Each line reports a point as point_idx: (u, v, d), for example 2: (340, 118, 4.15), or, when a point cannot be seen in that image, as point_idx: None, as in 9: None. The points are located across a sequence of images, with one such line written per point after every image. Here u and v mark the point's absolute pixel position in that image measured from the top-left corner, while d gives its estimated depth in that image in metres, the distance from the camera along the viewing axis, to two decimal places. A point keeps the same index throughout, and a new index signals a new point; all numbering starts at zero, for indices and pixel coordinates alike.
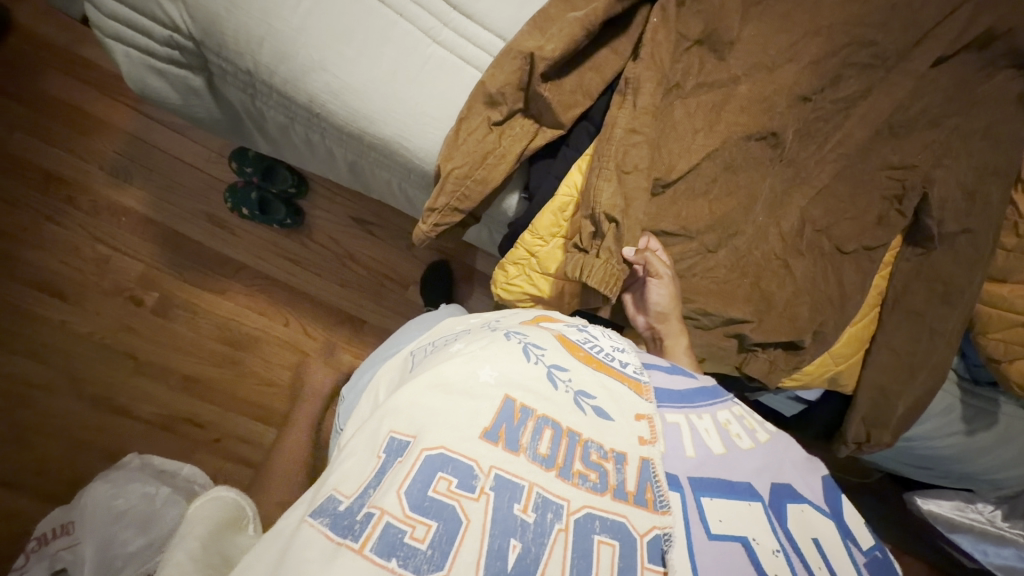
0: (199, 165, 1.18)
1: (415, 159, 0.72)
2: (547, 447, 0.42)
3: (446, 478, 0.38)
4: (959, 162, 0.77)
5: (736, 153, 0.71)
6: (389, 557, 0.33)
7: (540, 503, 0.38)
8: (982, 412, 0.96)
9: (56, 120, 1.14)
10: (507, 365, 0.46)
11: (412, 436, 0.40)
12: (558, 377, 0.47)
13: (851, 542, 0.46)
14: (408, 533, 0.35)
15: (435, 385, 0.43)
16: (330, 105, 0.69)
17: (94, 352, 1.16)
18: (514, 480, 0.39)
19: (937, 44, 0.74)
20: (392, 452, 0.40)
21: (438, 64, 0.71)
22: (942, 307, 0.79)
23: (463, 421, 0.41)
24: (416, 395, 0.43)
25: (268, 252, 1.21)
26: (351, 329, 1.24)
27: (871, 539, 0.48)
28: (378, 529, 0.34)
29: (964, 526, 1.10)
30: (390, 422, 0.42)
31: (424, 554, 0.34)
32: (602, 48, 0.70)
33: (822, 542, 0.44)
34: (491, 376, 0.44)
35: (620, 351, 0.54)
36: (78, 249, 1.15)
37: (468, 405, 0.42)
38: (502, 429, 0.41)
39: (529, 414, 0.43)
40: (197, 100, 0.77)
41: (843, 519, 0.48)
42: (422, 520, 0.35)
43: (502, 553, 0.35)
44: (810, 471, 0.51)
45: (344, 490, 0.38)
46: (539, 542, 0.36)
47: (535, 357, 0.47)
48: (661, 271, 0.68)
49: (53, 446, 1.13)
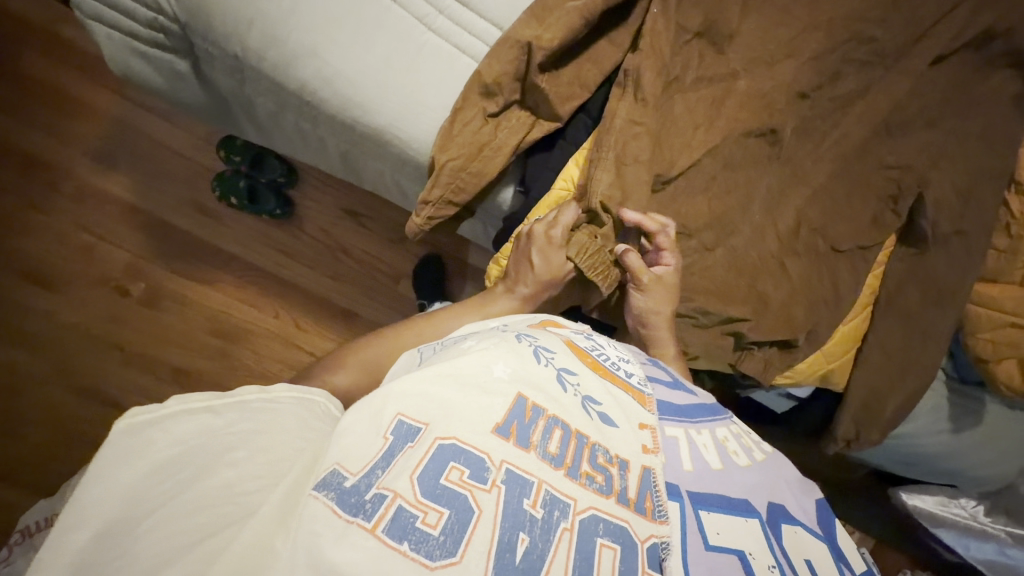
0: (185, 152, 1.15)
1: (409, 150, 0.70)
2: (557, 446, 0.41)
3: (458, 468, 0.37)
4: (955, 161, 0.77)
5: (733, 151, 0.70)
6: (401, 541, 0.34)
7: (548, 500, 0.38)
8: (969, 412, 0.97)
9: (35, 103, 1.10)
10: (518, 363, 0.45)
11: (424, 423, 0.39)
12: (567, 380, 0.46)
13: (845, 565, 0.46)
14: (420, 518, 0.35)
15: (451, 376, 0.42)
16: (321, 92, 0.67)
17: (76, 343, 1.14)
18: (525, 476, 0.38)
19: (935, 43, 0.73)
20: (400, 437, 0.39)
21: (433, 52, 0.69)
22: (934, 307, 0.80)
23: (477, 415, 0.40)
24: (430, 382, 0.42)
25: (258, 243, 1.19)
26: (343, 322, 1.23)
27: (863, 563, 0.48)
28: (390, 510, 0.35)
29: (944, 519, 1.12)
30: (397, 403, 0.40)
31: (437, 540, 0.34)
32: (600, 39, 0.68)
33: (814, 563, 0.44)
34: (505, 373, 0.44)
35: (625, 361, 0.53)
36: (60, 237, 1.12)
37: (481, 401, 0.41)
38: (513, 425, 0.41)
39: (540, 413, 0.42)
40: (183, 85, 0.75)
41: (836, 542, 0.48)
42: (434, 506, 0.36)
43: (511, 547, 0.35)
44: (804, 493, 0.51)
45: (348, 467, 0.37)
46: (546, 538, 0.36)
47: (545, 360, 0.47)
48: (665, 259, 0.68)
49: (40, 437, 1.11)
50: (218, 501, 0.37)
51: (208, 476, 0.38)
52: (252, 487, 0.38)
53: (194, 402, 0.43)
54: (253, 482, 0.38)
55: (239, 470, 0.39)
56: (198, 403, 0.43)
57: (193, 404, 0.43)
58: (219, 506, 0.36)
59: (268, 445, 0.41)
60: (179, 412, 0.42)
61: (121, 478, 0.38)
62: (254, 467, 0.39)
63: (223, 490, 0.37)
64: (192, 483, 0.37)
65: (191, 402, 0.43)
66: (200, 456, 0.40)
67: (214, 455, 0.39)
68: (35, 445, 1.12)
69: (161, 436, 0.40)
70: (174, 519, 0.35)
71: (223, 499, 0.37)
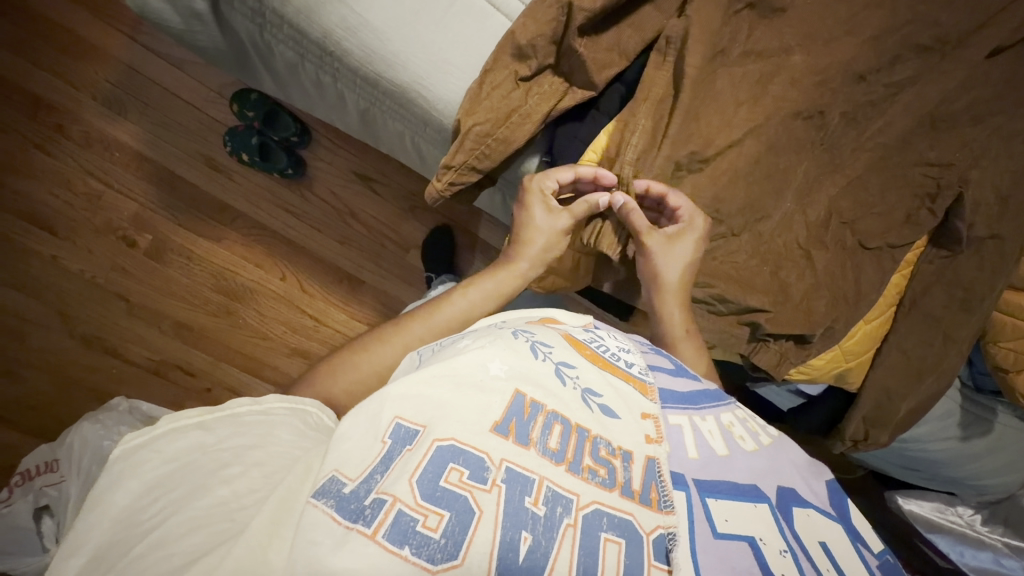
0: (197, 103, 1.12)
1: (432, 110, 0.68)
2: (557, 442, 0.40)
3: (458, 470, 0.37)
4: (1000, 162, 0.73)
5: (778, 131, 0.66)
6: (401, 545, 0.33)
7: (550, 497, 0.37)
8: (978, 420, 0.96)
9: (46, 42, 1.06)
10: (515, 360, 0.44)
11: (421, 426, 0.39)
12: (565, 373, 0.45)
13: (861, 544, 0.45)
14: (421, 522, 0.35)
15: (445, 376, 0.42)
16: (345, 43, 0.64)
17: (81, 291, 1.13)
18: (525, 474, 0.38)
19: (998, 32, 0.69)
20: (398, 440, 0.39)
21: (465, 8, 0.66)
22: (960, 313, 0.78)
23: (474, 414, 0.40)
24: (426, 384, 0.41)
25: (266, 202, 1.17)
26: (348, 288, 1.21)
27: (879, 543, 0.47)
28: (390, 516, 0.34)
29: (943, 527, 1.12)
30: (395, 407, 0.41)
31: (438, 543, 0.34)
32: (645, 4, 0.65)
33: (829, 546, 0.42)
34: (501, 370, 0.43)
35: (625, 351, 0.52)
36: (69, 183, 1.09)
37: (479, 399, 0.41)
38: (512, 423, 0.40)
39: (539, 410, 0.42)
40: (199, 28, 0.69)
41: (850, 522, 0.47)
42: (434, 509, 0.35)
43: (514, 547, 0.34)
44: (813, 474, 0.49)
45: (347, 473, 0.38)
46: (549, 536, 0.36)
47: (542, 355, 0.46)
48: (699, 228, 0.65)
49: (44, 381, 1.12)
50: (212, 518, 0.39)
51: (203, 493, 0.41)
52: (246, 502, 0.41)
53: (188, 420, 0.47)
54: (247, 496, 0.41)
55: (234, 488, 0.41)
56: (192, 420, 0.47)
57: (188, 422, 0.46)
58: (215, 522, 0.39)
59: (258, 464, 0.44)
60: (172, 431, 0.45)
61: (122, 500, 0.41)
62: (247, 483, 0.42)
63: (218, 506, 0.40)
64: (188, 500, 0.40)
65: (185, 419, 0.47)
66: (195, 475, 0.42)
67: (209, 473, 0.42)
68: (37, 389, 1.12)
69: (159, 457, 0.44)
70: (170, 536, 0.38)
71: (220, 514, 0.39)
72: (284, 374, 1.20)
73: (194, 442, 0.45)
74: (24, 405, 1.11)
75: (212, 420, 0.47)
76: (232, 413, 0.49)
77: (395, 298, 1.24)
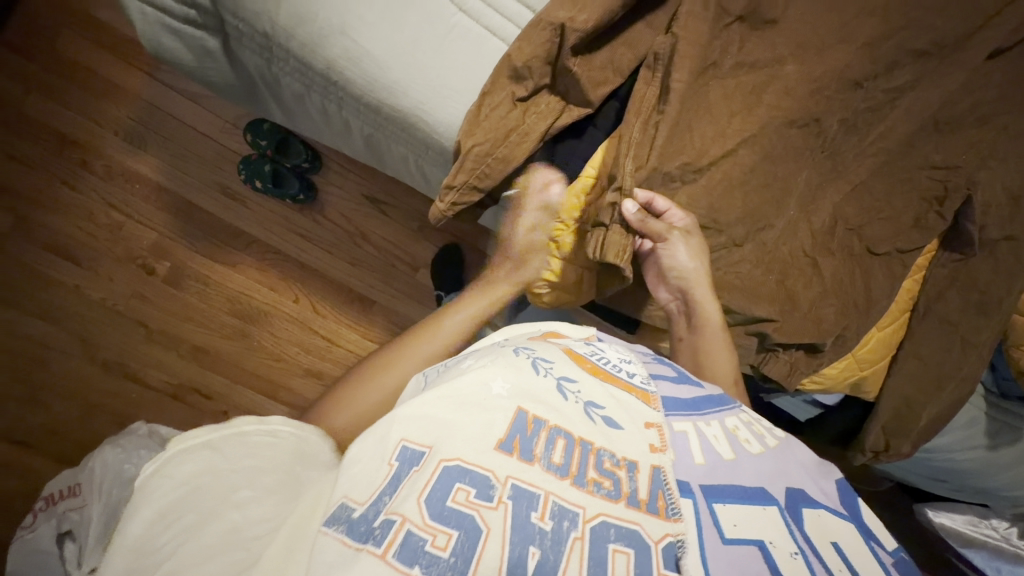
0: (212, 134, 1.16)
1: (434, 133, 0.70)
2: (561, 456, 0.40)
3: (464, 489, 0.37)
4: (1006, 163, 0.72)
5: (775, 140, 0.66)
6: (411, 565, 0.33)
7: (556, 511, 0.37)
8: (1007, 427, 0.92)
9: (70, 83, 1.12)
10: (517, 377, 0.44)
11: (427, 446, 0.39)
12: (567, 389, 0.45)
13: (874, 541, 0.43)
14: (429, 541, 0.35)
15: (448, 398, 0.42)
16: (348, 72, 0.66)
17: (104, 319, 1.16)
18: (530, 489, 0.38)
19: (996, 33, 0.69)
20: (405, 461, 0.39)
21: (462, 34, 0.68)
22: (977, 317, 0.76)
23: (477, 432, 0.40)
24: (429, 405, 0.41)
25: (279, 227, 1.20)
26: (360, 308, 1.23)
27: (891, 539, 0.46)
28: (399, 535, 0.34)
29: (976, 541, 1.08)
30: (400, 429, 0.41)
31: (447, 561, 0.34)
32: (637, 23, 0.66)
33: (841, 544, 0.41)
34: (503, 388, 0.43)
35: (627, 362, 0.52)
36: (92, 215, 1.14)
37: (481, 418, 0.40)
38: (516, 440, 0.40)
39: (542, 425, 0.41)
40: (211, 64, 0.72)
41: (862, 520, 0.45)
42: (442, 528, 0.35)
43: (522, 562, 0.34)
44: (822, 475, 0.48)
45: (356, 497, 0.38)
46: (558, 550, 0.35)
47: (544, 371, 0.46)
48: (693, 227, 0.66)
49: (68, 408, 1.15)
50: (226, 543, 0.39)
51: (215, 520, 0.41)
52: (259, 528, 0.40)
53: (199, 446, 0.47)
54: (260, 523, 0.41)
55: (247, 513, 0.41)
56: (203, 444, 0.47)
57: (199, 447, 0.47)
58: (230, 549, 0.38)
59: (270, 490, 0.44)
60: (183, 458, 0.46)
61: (134, 528, 0.42)
62: (260, 509, 0.42)
63: (231, 532, 0.40)
64: (201, 527, 0.40)
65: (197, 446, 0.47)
66: (207, 501, 0.43)
67: (224, 498, 0.43)
68: (61, 416, 1.15)
69: (170, 483, 0.44)
70: (185, 563, 0.38)
71: (233, 540, 0.39)
72: (299, 395, 1.22)
73: (206, 467, 0.46)
74: (47, 432, 1.14)
75: (223, 445, 0.48)
76: (241, 438, 0.49)
77: (405, 317, 1.25)
